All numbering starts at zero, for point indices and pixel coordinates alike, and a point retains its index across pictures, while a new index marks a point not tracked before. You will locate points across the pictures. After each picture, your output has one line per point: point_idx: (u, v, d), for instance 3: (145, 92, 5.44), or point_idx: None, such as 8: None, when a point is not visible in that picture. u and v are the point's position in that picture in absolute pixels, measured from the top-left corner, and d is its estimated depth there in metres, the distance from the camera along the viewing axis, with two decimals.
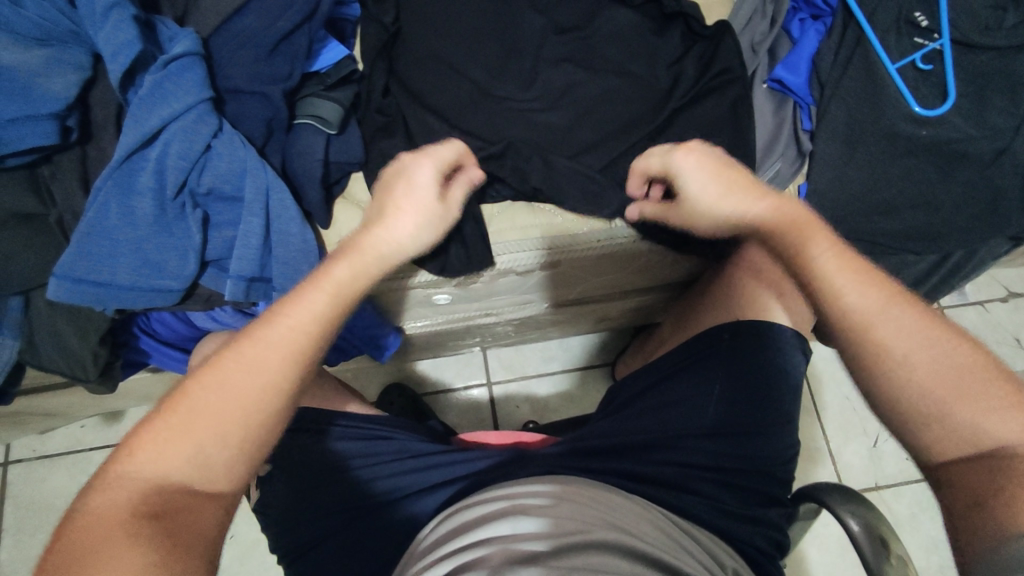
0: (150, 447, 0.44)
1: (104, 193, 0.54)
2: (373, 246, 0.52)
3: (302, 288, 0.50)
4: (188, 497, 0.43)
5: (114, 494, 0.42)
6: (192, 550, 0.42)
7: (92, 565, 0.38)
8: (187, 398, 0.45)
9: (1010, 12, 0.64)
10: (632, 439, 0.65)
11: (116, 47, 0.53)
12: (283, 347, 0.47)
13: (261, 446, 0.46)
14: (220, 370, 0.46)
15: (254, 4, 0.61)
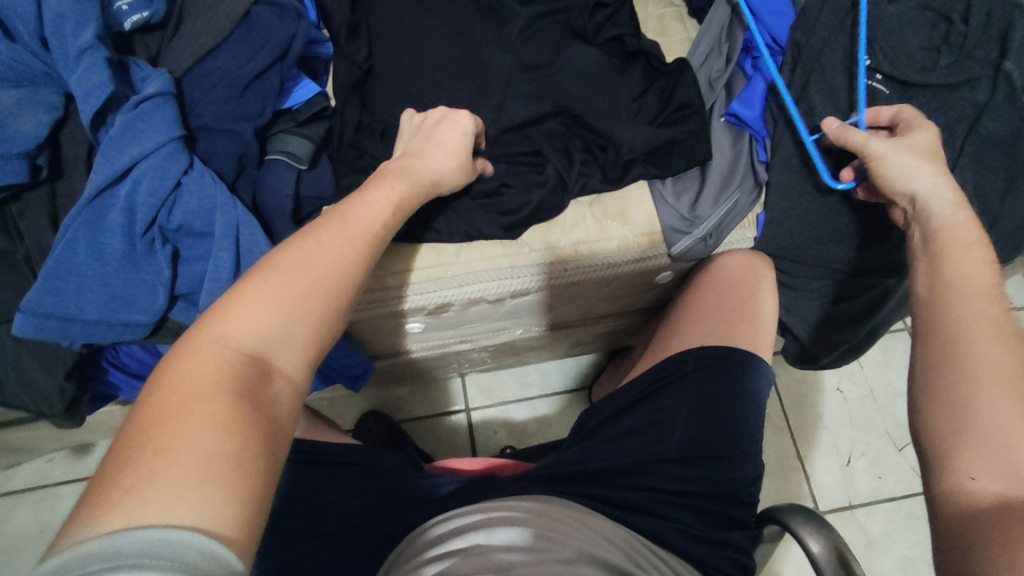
0: (232, 315, 0.41)
1: (72, 229, 0.55)
2: (423, 172, 0.59)
3: (364, 199, 0.53)
4: (264, 372, 0.41)
5: (198, 364, 0.38)
6: (273, 434, 0.39)
7: (179, 431, 0.35)
8: (269, 273, 0.44)
9: (943, 53, 0.67)
10: (599, 464, 0.66)
11: (87, 88, 0.54)
12: (357, 235, 0.50)
13: (326, 339, 0.45)
14: (303, 253, 0.46)
15: (227, 45, 0.63)
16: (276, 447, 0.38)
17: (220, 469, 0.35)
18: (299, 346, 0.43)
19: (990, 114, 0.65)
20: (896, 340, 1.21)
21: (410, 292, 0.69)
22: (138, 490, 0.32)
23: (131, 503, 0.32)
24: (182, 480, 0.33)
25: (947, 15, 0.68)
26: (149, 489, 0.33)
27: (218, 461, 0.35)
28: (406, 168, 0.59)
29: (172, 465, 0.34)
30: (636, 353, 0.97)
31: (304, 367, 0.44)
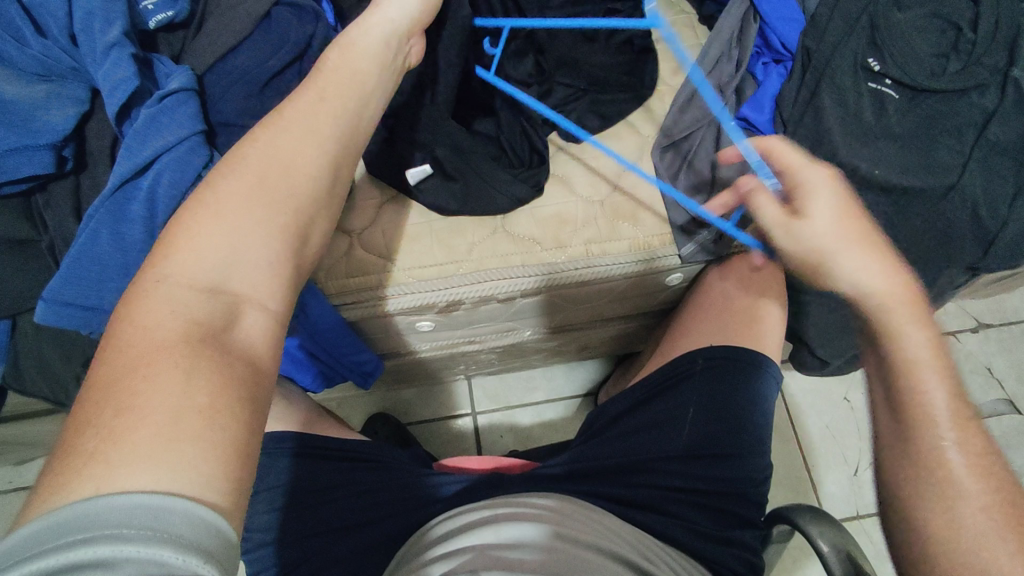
0: (183, 254, 0.38)
1: (95, 220, 0.56)
2: (369, 34, 0.51)
3: (303, 91, 0.46)
4: (228, 307, 0.37)
5: (153, 311, 0.35)
6: (247, 372, 0.36)
7: (139, 385, 0.32)
8: (214, 201, 0.39)
9: (953, 59, 0.68)
10: (607, 462, 0.66)
11: (114, 83, 0.56)
12: (307, 134, 0.44)
13: (294, 258, 0.42)
14: (245, 168, 0.41)
15: (248, 44, 0.65)
16: (253, 388, 0.35)
17: (192, 422, 0.31)
18: (263, 270, 0.39)
19: (998, 120, 0.65)
20: None
21: (424, 289, 0.70)
22: (105, 453, 0.30)
23: (99, 468, 0.29)
24: (151, 441, 0.30)
25: (956, 23, 0.69)
26: (116, 454, 0.30)
27: (188, 415, 0.32)
28: (346, 40, 0.51)
29: (136, 426, 0.31)
30: (643, 357, 0.97)
31: (272, 289, 0.40)
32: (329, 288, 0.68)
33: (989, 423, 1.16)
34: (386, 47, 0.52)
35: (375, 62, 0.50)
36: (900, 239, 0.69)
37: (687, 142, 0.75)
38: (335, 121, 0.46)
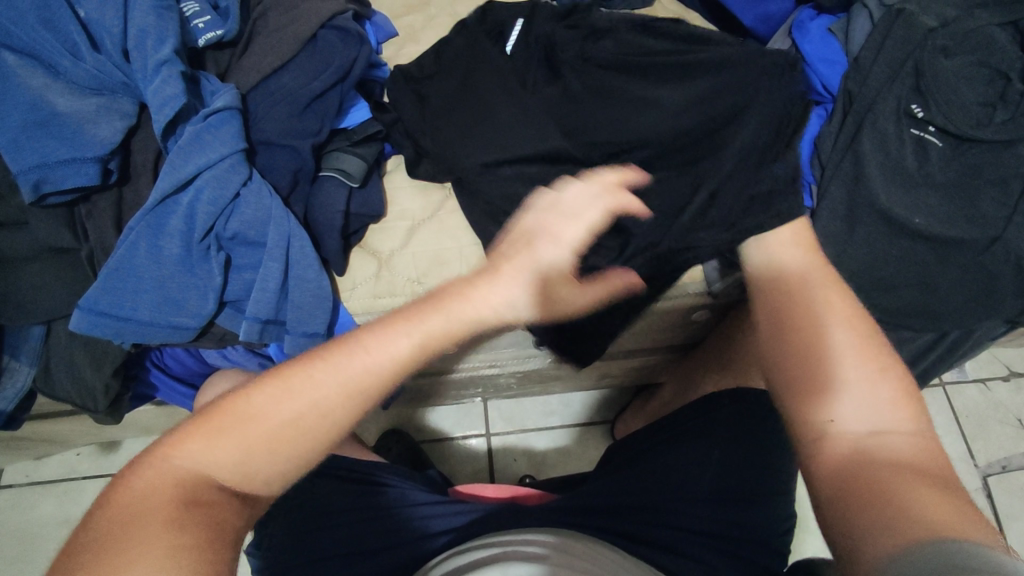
0: (194, 442, 0.42)
1: (135, 232, 0.57)
2: (467, 304, 0.48)
3: (380, 317, 0.48)
4: (223, 497, 0.41)
5: (153, 485, 0.40)
6: (230, 541, 0.40)
7: (131, 537, 0.37)
8: (243, 401, 0.43)
9: (1000, 109, 0.66)
10: (628, 500, 0.65)
11: (162, 99, 0.57)
12: (361, 379, 0.45)
13: (296, 474, 0.44)
14: (280, 400, 0.43)
15: (292, 64, 0.66)
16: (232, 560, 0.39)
17: (182, 565, 0.36)
18: (263, 481, 0.43)
19: None
20: (931, 396, 1.18)
21: None
22: None
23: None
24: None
25: (1003, 72, 0.67)
26: None
27: (182, 554, 0.36)
28: (497, 267, 0.49)
29: (120, 573, 0.35)
30: (665, 392, 0.96)
31: (269, 494, 0.44)
32: (356, 307, 0.68)
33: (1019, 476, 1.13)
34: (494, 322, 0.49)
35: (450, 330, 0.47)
36: (937, 288, 0.68)
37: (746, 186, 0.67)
38: (389, 372, 0.46)
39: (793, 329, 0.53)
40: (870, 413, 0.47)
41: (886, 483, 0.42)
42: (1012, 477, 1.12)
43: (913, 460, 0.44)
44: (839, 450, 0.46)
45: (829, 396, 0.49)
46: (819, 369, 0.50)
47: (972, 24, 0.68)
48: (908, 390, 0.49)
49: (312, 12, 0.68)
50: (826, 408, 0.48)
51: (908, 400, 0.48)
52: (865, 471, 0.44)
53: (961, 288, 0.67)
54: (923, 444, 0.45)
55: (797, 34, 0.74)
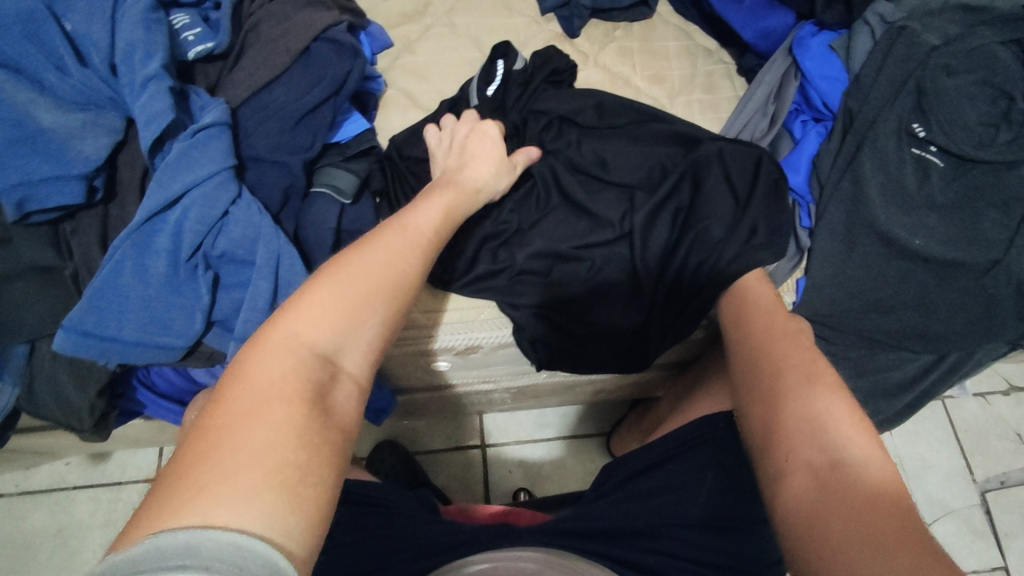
0: (295, 320, 0.43)
1: (121, 251, 0.56)
2: (462, 188, 0.61)
3: (415, 211, 0.55)
4: (328, 377, 0.43)
5: (272, 365, 0.41)
6: (336, 438, 0.41)
7: (250, 434, 0.37)
8: (332, 279, 0.46)
9: (1003, 129, 0.65)
10: (617, 522, 0.64)
11: (149, 116, 0.56)
12: (411, 252, 0.50)
13: (379, 348, 0.46)
14: (360, 272, 0.47)
15: (283, 78, 0.64)
16: (339, 458, 0.40)
17: (287, 480, 0.36)
18: (355, 360, 0.45)
19: None
20: (930, 410, 1.17)
21: (443, 333, 0.69)
22: (210, 490, 0.34)
23: (206, 499, 0.34)
24: (252, 486, 0.35)
25: (1008, 92, 0.65)
26: (222, 492, 0.34)
27: (281, 474, 0.36)
28: (434, 194, 0.59)
29: (237, 473, 0.35)
30: (661, 407, 0.94)
31: (362, 376, 0.45)
32: None
33: (1018, 490, 1.12)
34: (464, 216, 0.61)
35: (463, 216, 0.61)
36: (937, 311, 0.67)
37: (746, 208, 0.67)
38: (428, 248, 0.52)
39: (753, 358, 0.58)
40: (817, 428, 0.50)
41: (840, 519, 0.44)
42: (1011, 492, 1.11)
43: (870, 489, 0.45)
44: (801, 484, 0.48)
45: (787, 430, 0.52)
46: (780, 404, 0.53)
47: (976, 41, 0.66)
48: (863, 412, 0.51)
49: (304, 24, 0.66)
50: (785, 441, 0.51)
51: (867, 433, 0.50)
52: (829, 503, 0.46)
53: (961, 311, 0.66)
54: (885, 466, 0.47)
55: (797, 51, 0.73)
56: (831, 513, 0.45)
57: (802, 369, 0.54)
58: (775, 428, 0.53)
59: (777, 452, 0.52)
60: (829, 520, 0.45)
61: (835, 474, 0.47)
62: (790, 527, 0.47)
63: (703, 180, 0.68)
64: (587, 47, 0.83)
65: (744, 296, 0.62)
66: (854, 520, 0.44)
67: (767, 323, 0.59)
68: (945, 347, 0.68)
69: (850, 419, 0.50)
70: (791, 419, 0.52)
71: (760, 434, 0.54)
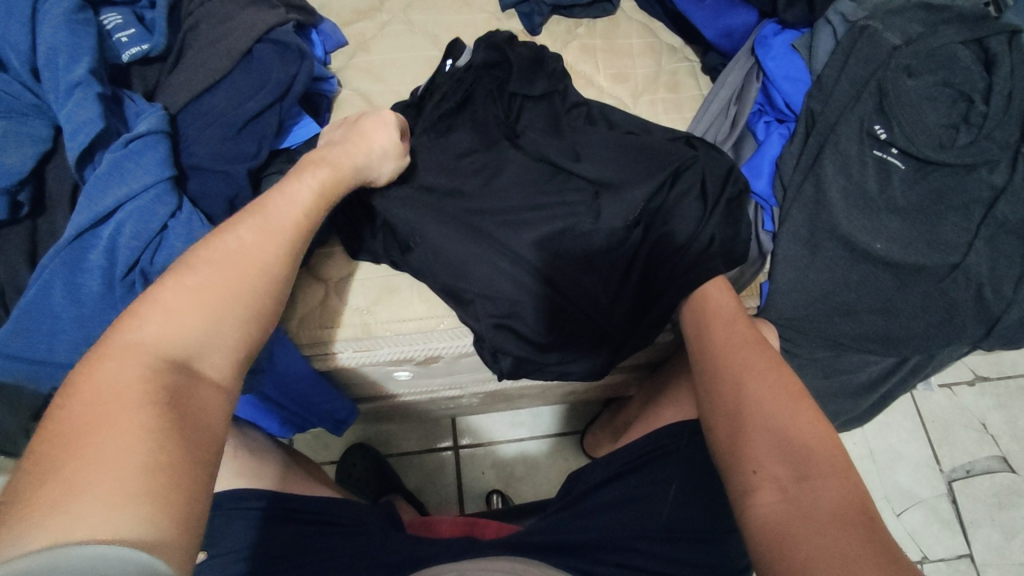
0: (152, 317, 0.38)
1: (49, 269, 0.53)
2: (344, 168, 0.57)
3: (285, 195, 0.51)
4: (193, 377, 0.38)
5: (120, 371, 0.35)
6: (206, 439, 0.36)
7: (103, 438, 0.32)
8: (189, 271, 0.41)
9: (963, 131, 0.65)
10: (584, 536, 0.62)
11: (76, 125, 0.53)
12: (279, 234, 0.47)
13: (254, 337, 0.42)
14: (219, 260, 0.43)
15: (225, 83, 0.62)
16: (214, 458, 0.36)
17: (154, 480, 0.32)
18: (224, 351, 0.40)
19: (1007, 198, 0.63)
20: (897, 402, 1.17)
21: (402, 343, 0.68)
22: (66, 501, 0.30)
23: (57, 513, 0.29)
24: (110, 492, 0.30)
25: (966, 94, 0.65)
26: (78, 502, 0.30)
27: (149, 472, 0.32)
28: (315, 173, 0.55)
29: (92, 483, 0.30)
30: (631, 408, 0.93)
31: (236, 367, 0.41)
32: (303, 340, 0.66)
33: (982, 480, 1.11)
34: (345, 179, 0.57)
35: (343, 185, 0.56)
36: (899, 313, 0.66)
37: (712, 210, 0.66)
38: (298, 227, 0.49)
39: (717, 369, 0.57)
40: (783, 444, 0.49)
41: (812, 535, 0.43)
42: (976, 482, 1.11)
43: (837, 503, 0.44)
44: (768, 498, 0.47)
45: (752, 444, 0.51)
46: (744, 418, 0.52)
47: (938, 41, 0.66)
48: (829, 426, 0.51)
49: (247, 25, 0.63)
50: (750, 455, 0.50)
51: (832, 445, 0.49)
52: (796, 520, 0.44)
53: (922, 314, 0.66)
54: (853, 482, 0.46)
55: (760, 50, 0.73)
56: (799, 530, 0.43)
57: (766, 381, 0.53)
58: (741, 442, 0.51)
59: (742, 467, 0.50)
60: (797, 538, 0.43)
61: (802, 492, 0.46)
62: (758, 543, 0.45)
63: (670, 180, 0.67)
64: (549, 44, 0.81)
65: (709, 306, 0.62)
66: (820, 539, 0.42)
67: (730, 334, 0.58)
68: (905, 350, 0.68)
69: (817, 434, 0.49)
70: (756, 432, 0.51)
71: (725, 447, 0.53)
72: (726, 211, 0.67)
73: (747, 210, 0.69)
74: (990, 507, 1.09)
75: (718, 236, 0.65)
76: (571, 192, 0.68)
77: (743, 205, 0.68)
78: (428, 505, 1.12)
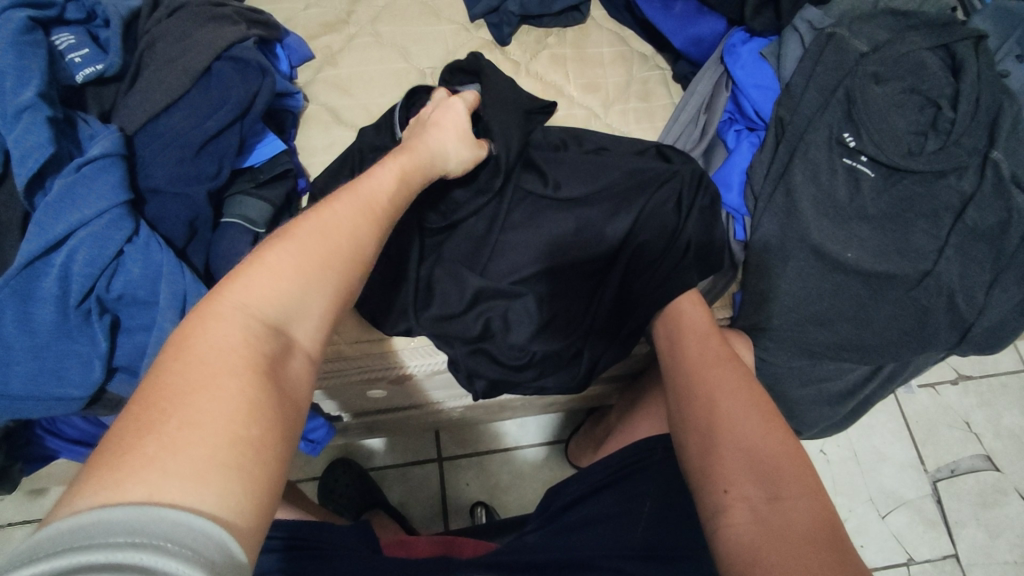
0: (256, 277, 0.36)
1: (0, 299, 0.51)
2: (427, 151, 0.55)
3: (380, 170, 0.48)
4: (286, 348, 0.36)
5: (224, 331, 0.33)
6: (293, 416, 0.33)
7: (206, 401, 0.30)
8: (292, 233, 0.39)
9: (931, 138, 0.64)
10: (559, 554, 0.61)
11: (25, 151, 0.52)
12: (378, 204, 0.44)
13: (344, 310, 0.40)
14: (328, 220, 0.40)
15: (183, 103, 0.60)
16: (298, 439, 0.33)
17: (244, 456, 0.29)
18: (317, 322, 0.38)
19: (976, 205, 0.63)
20: (881, 404, 1.17)
21: (374, 364, 0.67)
22: (161, 459, 0.27)
23: (153, 473, 0.27)
24: (205, 459, 0.28)
25: (934, 100, 0.65)
26: (172, 464, 0.27)
27: (243, 444, 0.30)
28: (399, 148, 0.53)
29: (192, 448, 0.28)
30: (612, 418, 0.93)
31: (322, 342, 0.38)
32: None
33: (966, 480, 1.11)
34: (429, 159, 0.55)
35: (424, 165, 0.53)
36: (872, 322, 0.65)
37: (687, 214, 0.65)
38: (391, 199, 0.46)
39: (690, 384, 0.56)
40: (754, 464, 0.48)
41: (781, 556, 0.41)
42: (961, 482, 1.11)
43: (805, 525, 0.43)
44: (739, 518, 0.46)
45: (724, 462, 0.49)
46: (715, 435, 0.51)
47: (904, 48, 0.66)
48: (799, 446, 0.50)
49: (205, 43, 0.62)
50: (722, 473, 0.49)
51: (802, 465, 0.48)
52: (764, 539, 0.43)
53: (895, 322, 0.65)
54: (822, 504, 0.45)
55: (728, 59, 0.72)
56: (770, 548, 0.42)
57: (737, 397, 0.53)
58: (712, 461, 0.50)
59: (712, 485, 0.49)
60: (767, 557, 0.42)
61: (772, 511, 0.45)
62: (729, 565, 0.44)
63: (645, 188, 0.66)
64: (518, 55, 0.80)
65: (683, 318, 0.62)
66: (789, 559, 0.41)
67: (705, 349, 0.58)
68: (879, 359, 0.67)
69: (789, 454, 0.49)
70: (727, 450, 0.50)
71: (696, 465, 0.52)
72: (703, 217, 0.66)
73: (721, 220, 0.68)
74: (975, 507, 1.09)
75: (693, 243, 0.65)
76: (545, 208, 0.67)
77: (717, 213, 0.68)
78: (413, 519, 1.11)
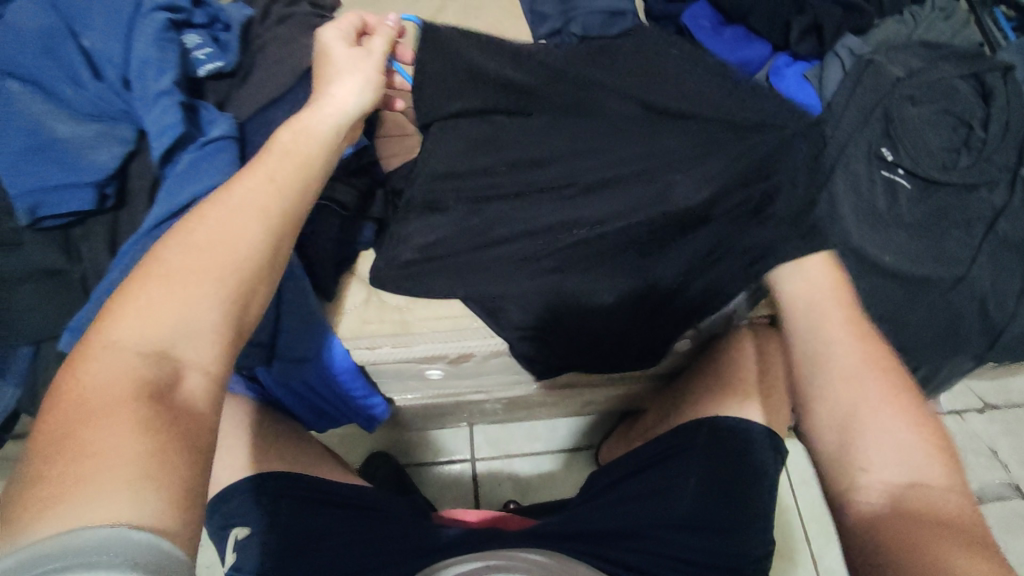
0: (130, 313, 0.39)
1: (129, 255, 0.58)
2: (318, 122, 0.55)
3: (264, 163, 0.49)
4: (177, 369, 0.38)
5: (106, 369, 0.36)
6: (191, 428, 0.37)
7: (95, 436, 0.33)
8: (158, 261, 0.41)
9: (963, 155, 0.70)
10: (599, 526, 0.66)
11: (161, 128, 0.60)
12: (253, 205, 0.46)
13: (237, 319, 0.42)
14: (190, 236, 0.42)
15: (289, 97, 0.67)
16: (199, 448, 0.36)
17: (149, 468, 0.33)
18: (210, 339, 0.40)
19: (1008, 216, 0.69)
20: None
21: (437, 344, 0.70)
22: (64, 493, 0.31)
23: (56, 507, 0.30)
24: (108, 479, 0.32)
25: (966, 121, 0.71)
26: (75, 494, 0.31)
27: (141, 461, 0.33)
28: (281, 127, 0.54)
29: (91, 476, 0.32)
30: (649, 418, 0.96)
31: (218, 354, 0.41)
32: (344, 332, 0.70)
33: (992, 506, 1.12)
34: (337, 134, 0.56)
35: (313, 146, 0.53)
36: (909, 323, 0.70)
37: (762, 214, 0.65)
38: (281, 201, 0.47)
39: (823, 354, 0.58)
40: (898, 447, 0.52)
41: (918, 536, 0.47)
42: (987, 507, 1.12)
43: (952, 511, 0.48)
44: (876, 497, 0.52)
45: (870, 441, 0.53)
46: (863, 411, 0.54)
47: (938, 75, 0.72)
48: (940, 430, 0.54)
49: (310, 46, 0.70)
50: (864, 452, 0.53)
51: (941, 453, 0.52)
52: (904, 519, 0.49)
53: (930, 325, 0.70)
54: (957, 493, 0.50)
55: (774, 79, 0.78)
56: (904, 529, 0.48)
57: (877, 375, 0.55)
58: (850, 439, 0.55)
59: (850, 464, 0.54)
60: (897, 536, 0.48)
61: (915, 496, 0.50)
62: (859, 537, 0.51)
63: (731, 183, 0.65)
64: None
65: (811, 280, 0.61)
66: (920, 539, 0.47)
67: (837, 314, 0.59)
68: (914, 359, 0.71)
69: (933, 440, 0.53)
70: (867, 430, 0.54)
71: (835, 439, 0.56)
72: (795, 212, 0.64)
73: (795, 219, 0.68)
74: (1001, 534, 1.10)
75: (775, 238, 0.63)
76: None
77: None
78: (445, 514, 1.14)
